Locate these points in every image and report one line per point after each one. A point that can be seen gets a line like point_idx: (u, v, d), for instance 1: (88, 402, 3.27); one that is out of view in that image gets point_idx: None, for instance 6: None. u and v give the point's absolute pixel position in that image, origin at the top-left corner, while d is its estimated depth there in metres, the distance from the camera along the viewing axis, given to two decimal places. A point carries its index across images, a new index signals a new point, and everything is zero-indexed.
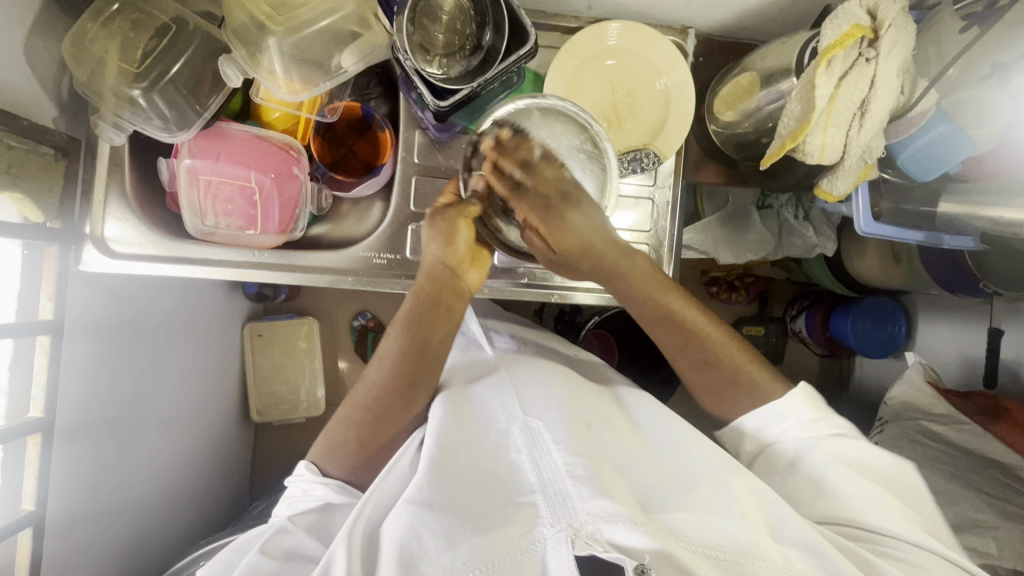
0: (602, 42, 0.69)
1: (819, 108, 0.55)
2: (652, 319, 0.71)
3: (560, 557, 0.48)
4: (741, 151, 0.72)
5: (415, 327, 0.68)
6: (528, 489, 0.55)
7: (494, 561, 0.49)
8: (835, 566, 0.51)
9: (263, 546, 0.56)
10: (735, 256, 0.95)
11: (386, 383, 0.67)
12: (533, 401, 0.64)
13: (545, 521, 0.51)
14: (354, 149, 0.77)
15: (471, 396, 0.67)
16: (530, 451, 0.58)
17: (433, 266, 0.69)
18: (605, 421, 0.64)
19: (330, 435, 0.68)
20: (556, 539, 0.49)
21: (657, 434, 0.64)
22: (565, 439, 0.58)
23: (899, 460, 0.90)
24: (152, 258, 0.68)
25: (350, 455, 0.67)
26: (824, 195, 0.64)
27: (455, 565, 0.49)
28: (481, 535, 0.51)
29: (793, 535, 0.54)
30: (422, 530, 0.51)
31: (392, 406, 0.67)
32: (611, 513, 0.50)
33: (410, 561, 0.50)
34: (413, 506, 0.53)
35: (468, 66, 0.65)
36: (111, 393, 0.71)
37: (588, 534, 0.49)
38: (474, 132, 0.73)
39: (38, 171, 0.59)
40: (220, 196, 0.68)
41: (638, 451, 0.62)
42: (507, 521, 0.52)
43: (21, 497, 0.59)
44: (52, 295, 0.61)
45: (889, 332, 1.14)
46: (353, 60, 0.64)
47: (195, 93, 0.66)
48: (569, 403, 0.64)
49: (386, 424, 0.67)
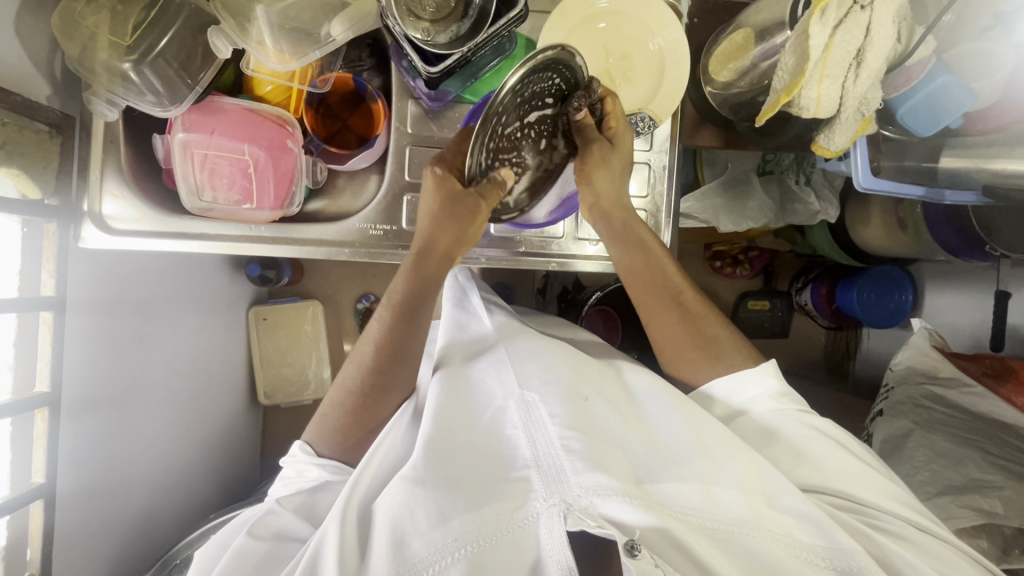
0: (593, 4, 0.68)
1: (814, 59, 0.53)
2: (644, 274, 0.71)
3: (553, 532, 0.49)
4: (738, 112, 0.71)
5: (412, 305, 0.66)
6: (522, 464, 0.55)
7: (488, 536, 0.50)
8: (831, 533, 0.51)
9: (251, 528, 0.58)
10: (736, 224, 0.94)
11: (379, 366, 0.66)
12: (530, 374, 0.63)
13: (539, 496, 0.52)
14: (348, 123, 0.77)
15: (468, 374, 0.67)
16: (526, 426, 0.58)
17: (439, 249, 0.67)
18: (601, 392, 0.63)
19: (323, 418, 0.68)
20: (550, 514, 0.50)
21: (648, 404, 0.64)
22: (561, 413, 0.57)
23: (904, 425, 0.90)
24: (150, 235, 0.68)
25: (340, 434, 0.67)
26: (821, 152, 0.62)
27: (446, 541, 0.50)
28: (473, 511, 0.51)
29: (790, 504, 0.53)
30: (415, 505, 0.52)
31: (384, 389, 0.67)
32: (605, 487, 0.50)
33: (402, 541, 0.50)
34: (407, 483, 0.53)
35: (457, 31, 0.64)
36: (116, 372, 0.72)
37: (582, 509, 0.49)
38: (467, 100, 0.73)
39: (33, 148, 0.59)
40: (217, 169, 0.68)
41: (633, 419, 0.61)
42: (500, 496, 0.52)
43: (31, 470, 0.61)
44: (53, 271, 0.62)
45: (896, 301, 1.14)
46: (341, 29, 0.63)
47: (186, 67, 0.66)
48: (568, 373, 0.63)
49: (377, 400, 0.67)
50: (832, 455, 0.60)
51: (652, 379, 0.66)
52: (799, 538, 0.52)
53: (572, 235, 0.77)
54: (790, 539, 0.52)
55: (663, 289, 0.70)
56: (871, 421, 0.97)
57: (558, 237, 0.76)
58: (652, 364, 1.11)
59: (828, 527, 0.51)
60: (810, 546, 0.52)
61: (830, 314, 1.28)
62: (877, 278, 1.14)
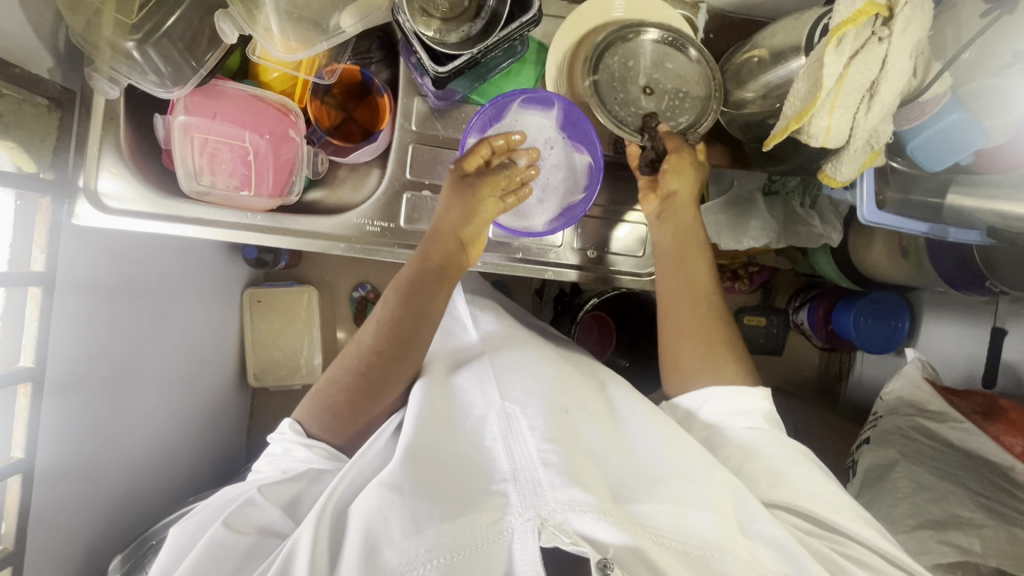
0: (607, 13, 0.68)
1: (826, 88, 0.52)
2: (666, 257, 0.72)
3: (526, 547, 0.47)
4: (748, 132, 0.70)
5: (416, 292, 0.67)
6: (500, 477, 0.53)
7: (461, 549, 0.48)
8: (802, 563, 0.50)
9: (228, 519, 0.54)
10: (736, 242, 0.95)
11: (381, 350, 0.66)
12: (512, 386, 0.63)
13: (515, 509, 0.50)
14: (353, 115, 0.76)
15: (452, 383, 0.67)
16: (505, 439, 0.57)
17: (445, 237, 0.68)
18: (585, 408, 0.63)
19: (318, 395, 0.66)
20: (524, 529, 0.48)
21: (630, 424, 0.62)
22: (542, 427, 0.56)
23: (889, 455, 0.90)
24: (145, 216, 0.67)
25: (331, 416, 0.64)
26: (827, 181, 0.61)
27: (419, 551, 0.48)
28: (449, 521, 0.49)
29: (762, 529, 0.53)
30: (389, 512, 0.50)
31: (383, 375, 0.65)
32: (581, 503, 0.49)
33: (373, 547, 0.49)
34: (383, 489, 0.52)
35: (470, 31, 0.63)
36: (103, 348, 0.71)
37: (556, 525, 0.48)
38: (474, 101, 0.72)
39: (30, 121, 0.58)
40: (217, 154, 0.67)
41: (612, 439, 0.60)
42: (478, 508, 0.50)
43: (11, 445, 0.61)
44: (44, 247, 0.61)
45: (892, 328, 1.13)
46: (351, 21, 0.62)
47: (192, 49, 0.65)
48: (549, 387, 0.63)
49: (374, 387, 0.65)
50: (808, 479, 0.59)
51: (642, 404, 0.64)
52: (770, 569, 0.51)
53: (571, 244, 0.76)
54: (760, 565, 0.51)
55: (680, 280, 0.71)
56: (858, 447, 0.97)
57: (556, 246, 0.75)
58: (643, 373, 1.11)
59: (798, 556, 0.50)
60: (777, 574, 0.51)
61: (825, 336, 1.28)
62: (874, 304, 1.13)
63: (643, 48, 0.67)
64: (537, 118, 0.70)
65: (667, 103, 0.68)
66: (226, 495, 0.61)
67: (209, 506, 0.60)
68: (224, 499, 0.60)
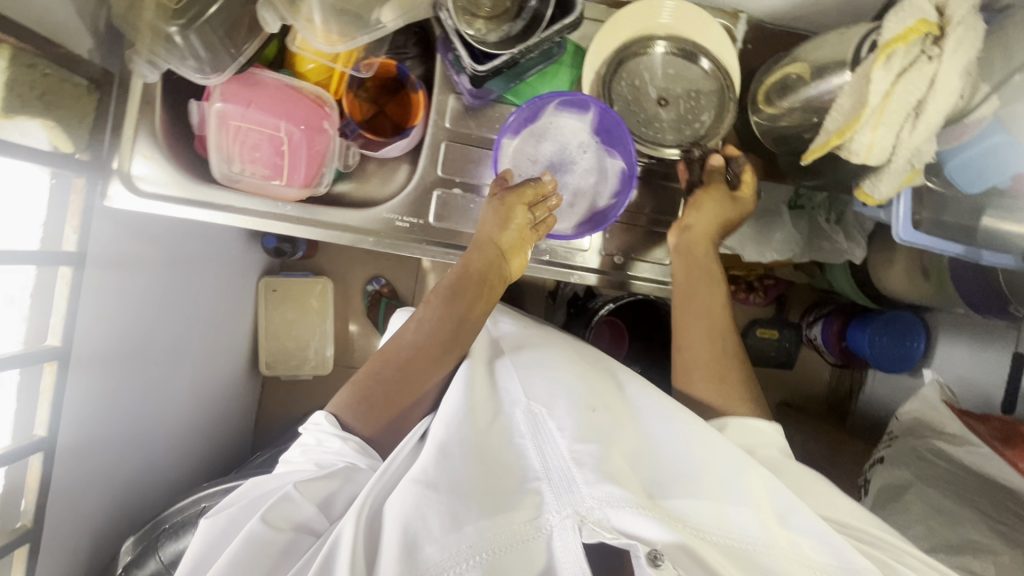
0: (654, 17, 0.68)
1: (872, 105, 0.52)
2: (682, 285, 0.71)
3: (567, 543, 0.48)
4: (782, 145, 0.70)
5: (457, 298, 0.68)
6: (533, 474, 0.53)
7: (501, 545, 0.48)
8: (845, 553, 0.51)
9: (267, 515, 0.52)
10: (759, 255, 0.94)
11: (425, 348, 0.66)
12: (537, 384, 0.62)
13: (552, 508, 0.50)
14: (385, 110, 0.76)
15: (488, 375, 0.64)
16: (535, 437, 0.56)
17: (483, 244, 0.69)
18: (608, 404, 0.60)
19: (354, 388, 0.65)
20: (563, 526, 0.48)
21: (647, 415, 0.60)
22: (570, 426, 0.55)
23: (904, 476, 0.90)
24: (176, 201, 0.67)
25: (366, 408, 0.64)
26: (863, 198, 0.61)
27: (460, 548, 0.47)
28: (488, 518, 0.49)
29: (802, 521, 0.52)
30: (427, 509, 0.49)
31: (423, 369, 0.65)
32: (618, 498, 0.49)
33: (413, 546, 0.48)
34: (418, 486, 0.51)
35: (511, 31, 0.63)
36: (124, 327, 0.71)
37: (595, 522, 0.48)
38: (509, 101, 0.72)
39: (70, 102, 0.59)
40: (252, 143, 0.67)
41: (632, 438, 0.57)
42: (514, 506, 0.50)
43: (35, 423, 0.62)
44: (76, 228, 0.61)
45: (908, 349, 1.12)
46: (393, 16, 0.63)
47: (232, 37, 0.65)
48: (573, 384, 0.61)
49: (411, 384, 0.65)
50: (838, 494, 0.59)
51: (655, 392, 0.62)
52: (814, 561, 0.51)
53: (597, 249, 0.75)
54: (803, 558, 0.51)
55: (696, 308, 0.69)
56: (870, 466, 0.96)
57: (582, 250, 0.74)
58: (655, 380, 1.10)
59: (842, 547, 0.51)
60: (821, 565, 0.51)
61: (839, 353, 1.27)
62: (890, 323, 1.13)
63: (653, 55, 0.69)
64: (572, 121, 0.69)
65: (685, 107, 0.69)
66: (260, 487, 0.58)
67: (241, 500, 0.57)
68: (259, 494, 0.57)
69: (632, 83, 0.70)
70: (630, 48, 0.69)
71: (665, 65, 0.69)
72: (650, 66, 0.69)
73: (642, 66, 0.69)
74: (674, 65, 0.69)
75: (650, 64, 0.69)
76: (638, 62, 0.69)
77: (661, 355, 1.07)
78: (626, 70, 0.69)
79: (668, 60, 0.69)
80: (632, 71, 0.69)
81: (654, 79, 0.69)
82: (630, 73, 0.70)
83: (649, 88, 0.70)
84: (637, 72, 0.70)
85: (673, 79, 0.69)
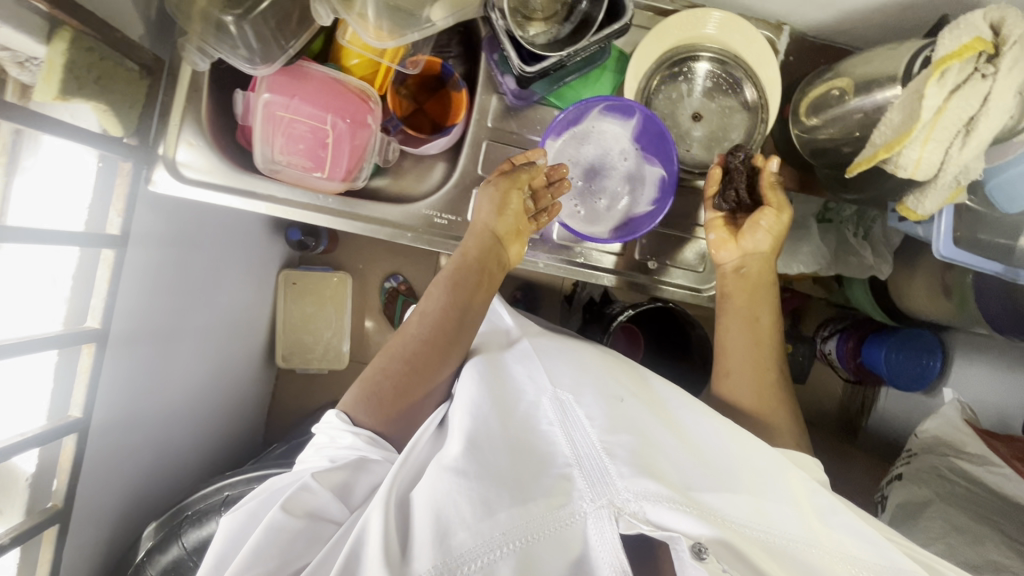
0: (700, 27, 0.68)
1: (924, 120, 0.52)
2: (737, 295, 0.70)
3: (603, 534, 0.47)
4: (819, 157, 0.71)
5: (462, 283, 0.67)
6: (563, 462, 0.53)
7: (535, 532, 0.47)
8: (888, 551, 0.50)
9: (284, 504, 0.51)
10: (786, 267, 0.93)
11: (431, 338, 0.65)
12: (562, 371, 0.62)
13: (585, 496, 0.49)
14: (424, 107, 0.77)
15: (501, 364, 0.65)
16: (564, 425, 0.55)
17: (481, 232, 0.68)
18: (635, 394, 0.60)
19: (364, 383, 0.63)
20: (598, 516, 0.48)
21: (678, 414, 0.60)
22: (600, 416, 0.55)
23: (924, 494, 0.88)
24: (217, 188, 0.67)
25: (378, 403, 0.62)
26: (906, 214, 0.62)
27: (494, 534, 0.46)
28: (520, 505, 0.48)
29: (840, 519, 0.52)
30: (459, 495, 0.48)
31: (430, 362, 0.64)
32: (654, 493, 0.48)
33: (445, 532, 0.46)
34: (449, 473, 0.50)
35: (559, 33, 0.64)
36: (152, 308, 0.71)
37: (632, 514, 0.47)
38: (551, 103, 0.72)
39: (123, 85, 0.60)
40: (296, 134, 0.68)
41: (673, 428, 0.57)
42: (545, 493, 0.49)
43: (71, 404, 0.63)
44: (121, 211, 0.62)
45: (924, 365, 1.11)
46: (443, 15, 0.63)
47: (282, 29, 0.65)
48: (598, 376, 0.61)
49: (421, 376, 0.63)
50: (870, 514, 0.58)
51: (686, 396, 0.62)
52: (857, 558, 0.50)
53: (632, 253, 0.75)
54: (844, 554, 0.50)
55: (750, 323, 0.69)
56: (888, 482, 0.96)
57: (616, 254, 0.75)
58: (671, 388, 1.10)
59: (883, 544, 0.50)
60: (866, 563, 0.50)
61: (853, 369, 1.27)
62: (906, 340, 1.12)
63: (698, 68, 0.70)
64: (615, 128, 0.69)
65: (721, 122, 0.71)
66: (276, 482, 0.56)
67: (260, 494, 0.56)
68: (275, 487, 0.56)
69: (673, 97, 0.71)
70: (677, 61, 0.69)
71: (708, 78, 0.70)
72: (692, 80, 0.70)
73: (685, 80, 0.70)
74: (717, 78, 0.70)
75: (694, 78, 0.70)
76: (681, 75, 0.70)
77: (678, 363, 1.07)
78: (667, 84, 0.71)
79: (713, 74, 0.70)
80: (674, 84, 0.71)
81: (694, 94, 0.71)
82: (671, 87, 0.71)
83: (690, 103, 0.71)
84: (678, 87, 0.71)
85: (714, 92, 0.70)
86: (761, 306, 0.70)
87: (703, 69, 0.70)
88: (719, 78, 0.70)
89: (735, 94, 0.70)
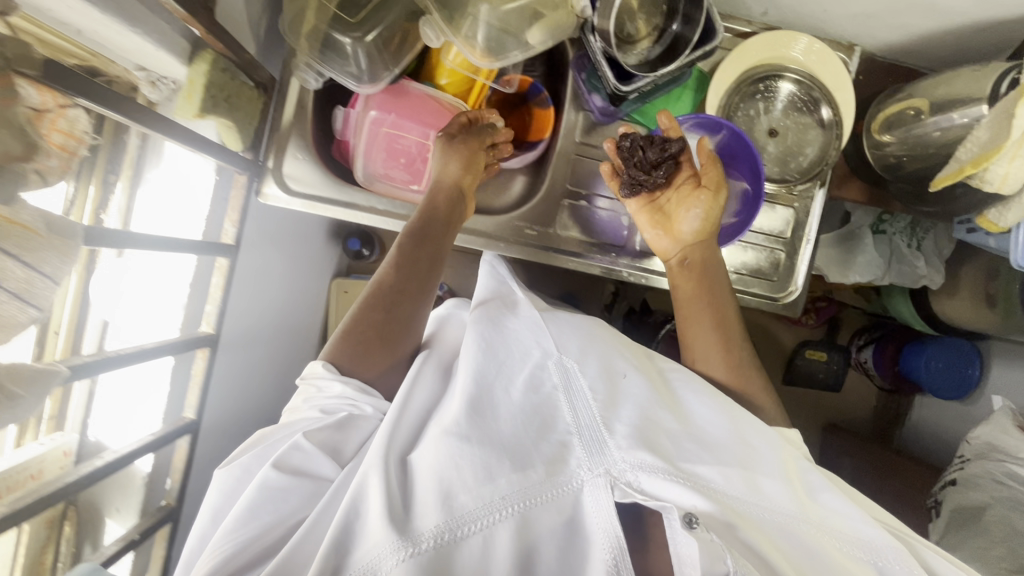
0: (785, 49, 0.72)
1: (1013, 138, 0.55)
2: (685, 276, 0.68)
3: (598, 502, 0.45)
4: (889, 171, 0.74)
5: (430, 235, 0.63)
6: (562, 429, 0.50)
7: (532, 498, 0.45)
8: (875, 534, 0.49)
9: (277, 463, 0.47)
10: (842, 276, 0.97)
11: (401, 285, 0.59)
12: (568, 334, 0.56)
13: (581, 464, 0.47)
14: (504, 123, 0.81)
15: (503, 327, 0.56)
16: (567, 392, 0.52)
17: (445, 186, 0.67)
18: (638, 365, 0.56)
19: (345, 331, 0.56)
20: (595, 484, 0.46)
21: (681, 388, 0.56)
22: (601, 389, 0.51)
23: (980, 498, 0.90)
24: (323, 201, 0.70)
25: (362, 350, 0.55)
26: (987, 225, 0.65)
27: (493, 498, 0.44)
28: (520, 471, 0.45)
29: (829, 497, 0.50)
30: (460, 460, 0.45)
31: (407, 309, 0.59)
32: (651, 464, 0.46)
33: (448, 496, 0.44)
34: (450, 438, 0.46)
35: (650, 55, 0.67)
36: (241, 312, 0.73)
37: (628, 484, 0.46)
38: (633, 119, 0.76)
39: (244, 103, 0.64)
40: (396, 149, 0.71)
41: (670, 404, 0.54)
42: (544, 460, 0.47)
43: (187, 405, 0.66)
44: (234, 223, 0.68)
45: (965, 373, 1.14)
46: (540, 38, 0.66)
47: (387, 49, 0.67)
48: (602, 346, 0.56)
49: (403, 322, 0.58)
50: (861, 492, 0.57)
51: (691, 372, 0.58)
52: (845, 536, 0.49)
53: None
54: (833, 532, 0.49)
55: (706, 306, 0.66)
56: (942, 487, 0.97)
57: None
58: None
59: (875, 527, 0.49)
60: (854, 543, 0.49)
61: (891, 376, 1.30)
62: (947, 348, 1.15)
63: (781, 88, 0.73)
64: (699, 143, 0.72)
65: (793, 139, 0.74)
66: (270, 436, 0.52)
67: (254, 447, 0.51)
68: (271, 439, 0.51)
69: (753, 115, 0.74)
70: (762, 79, 0.73)
71: (788, 98, 0.73)
72: (774, 99, 0.74)
73: (766, 98, 0.74)
74: (799, 98, 0.73)
75: (776, 98, 0.74)
76: (764, 94, 0.74)
77: None
78: (750, 101, 0.74)
79: (794, 95, 0.73)
80: (755, 103, 0.74)
81: (775, 112, 0.74)
82: (753, 105, 0.74)
83: (769, 120, 0.74)
84: (760, 104, 0.74)
85: (791, 111, 0.74)
86: (719, 282, 0.66)
87: (786, 89, 0.73)
88: (799, 98, 0.73)
89: (812, 114, 0.73)
